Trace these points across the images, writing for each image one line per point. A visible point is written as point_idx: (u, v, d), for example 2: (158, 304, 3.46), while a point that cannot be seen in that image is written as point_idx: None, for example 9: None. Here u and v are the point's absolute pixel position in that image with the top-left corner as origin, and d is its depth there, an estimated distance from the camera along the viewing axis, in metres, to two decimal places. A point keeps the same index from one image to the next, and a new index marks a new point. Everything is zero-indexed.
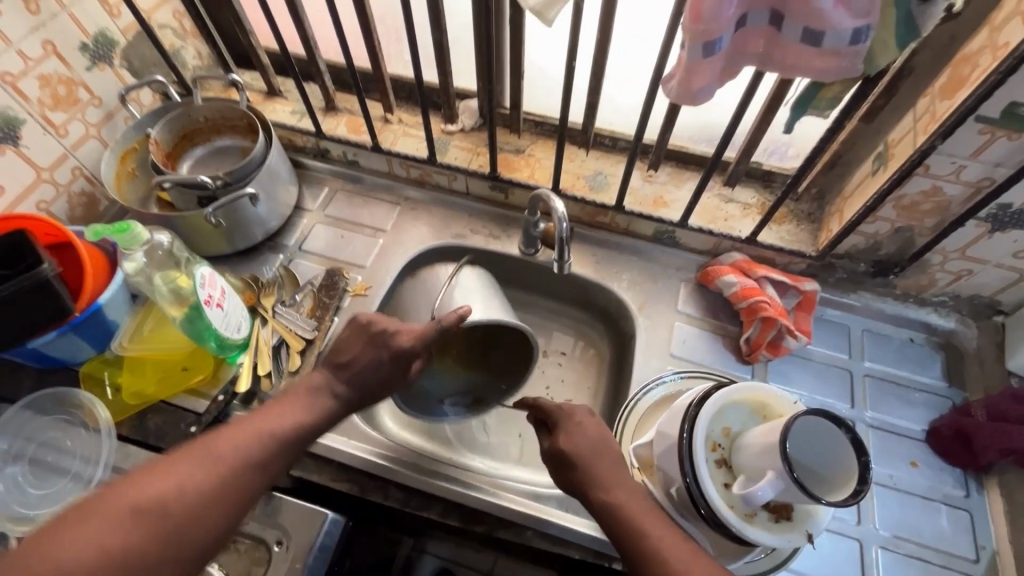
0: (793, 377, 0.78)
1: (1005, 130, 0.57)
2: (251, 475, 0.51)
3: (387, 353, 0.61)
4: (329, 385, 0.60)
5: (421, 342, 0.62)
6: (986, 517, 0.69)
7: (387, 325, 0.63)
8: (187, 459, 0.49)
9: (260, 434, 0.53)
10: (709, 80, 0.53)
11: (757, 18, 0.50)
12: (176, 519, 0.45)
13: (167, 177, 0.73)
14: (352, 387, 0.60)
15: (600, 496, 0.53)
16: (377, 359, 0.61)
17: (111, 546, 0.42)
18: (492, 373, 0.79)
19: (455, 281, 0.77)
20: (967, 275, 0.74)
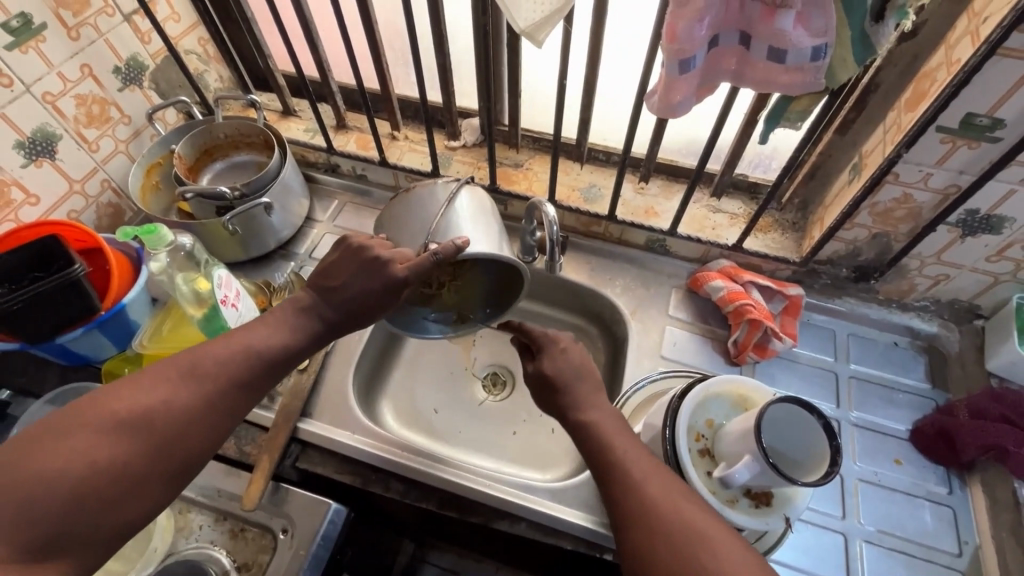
0: (779, 378, 0.81)
1: (964, 139, 0.61)
2: (232, 396, 0.53)
3: (378, 272, 0.58)
4: (318, 308, 0.60)
5: (411, 269, 0.57)
6: (969, 513, 0.71)
7: (379, 250, 0.59)
8: (168, 378, 0.51)
9: (248, 348, 0.55)
10: (686, 94, 0.58)
11: (728, 38, 0.55)
12: (161, 435, 0.49)
13: (189, 189, 0.79)
14: (338, 311, 0.59)
15: (577, 415, 0.58)
16: (369, 284, 0.58)
17: (98, 457, 0.45)
18: (479, 292, 0.73)
19: (453, 203, 0.64)
20: (945, 279, 0.77)
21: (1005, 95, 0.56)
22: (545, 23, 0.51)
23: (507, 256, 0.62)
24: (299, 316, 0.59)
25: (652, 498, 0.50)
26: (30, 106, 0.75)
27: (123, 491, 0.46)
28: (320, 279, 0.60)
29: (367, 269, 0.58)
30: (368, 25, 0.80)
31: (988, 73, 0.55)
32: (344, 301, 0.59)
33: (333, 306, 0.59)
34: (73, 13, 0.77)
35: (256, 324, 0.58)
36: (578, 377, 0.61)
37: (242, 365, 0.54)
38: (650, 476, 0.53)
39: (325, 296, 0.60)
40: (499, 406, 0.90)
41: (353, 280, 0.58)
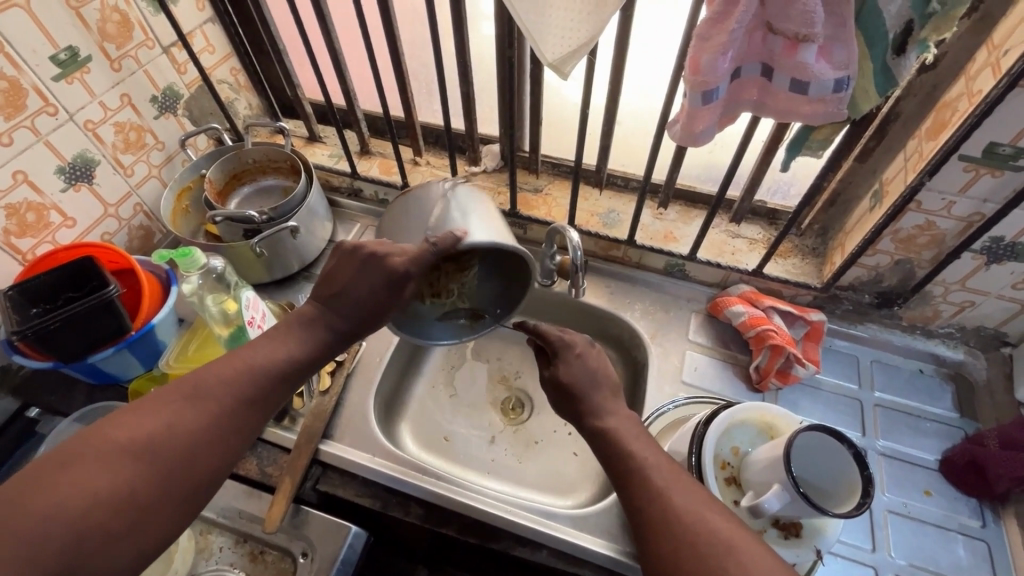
0: (801, 405, 0.81)
1: (987, 167, 0.61)
2: (240, 415, 0.54)
3: (382, 272, 0.58)
4: (324, 317, 0.60)
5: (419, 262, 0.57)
6: (1005, 548, 0.69)
7: (386, 253, 0.58)
8: (172, 400, 0.52)
9: (250, 368, 0.55)
10: (708, 124, 0.59)
11: (750, 70, 0.56)
12: (167, 458, 0.49)
13: (218, 213, 0.82)
14: (346, 319, 0.60)
15: (595, 437, 0.58)
16: (376, 291, 0.58)
17: (99, 487, 0.45)
18: (484, 288, 0.73)
19: (450, 197, 0.63)
20: (969, 306, 0.77)
21: None
22: (572, 56, 0.53)
23: (513, 244, 0.59)
24: (319, 340, 0.60)
25: (674, 510, 0.49)
26: (72, 133, 0.79)
27: (132, 517, 0.46)
28: (329, 286, 0.60)
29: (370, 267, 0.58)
30: (396, 56, 0.83)
31: (1010, 104, 0.55)
32: (351, 309, 0.59)
33: (342, 314, 0.60)
34: (116, 46, 0.80)
35: (285, 346, 0.58)
36: (596, 378, 0.61)
37: (247, 383, 0.55)
38: (681, 482, 0.52)
39: (337, 311, 0.60)
40: (518, 431, 0.89)
41: (353, 284, 0.59)
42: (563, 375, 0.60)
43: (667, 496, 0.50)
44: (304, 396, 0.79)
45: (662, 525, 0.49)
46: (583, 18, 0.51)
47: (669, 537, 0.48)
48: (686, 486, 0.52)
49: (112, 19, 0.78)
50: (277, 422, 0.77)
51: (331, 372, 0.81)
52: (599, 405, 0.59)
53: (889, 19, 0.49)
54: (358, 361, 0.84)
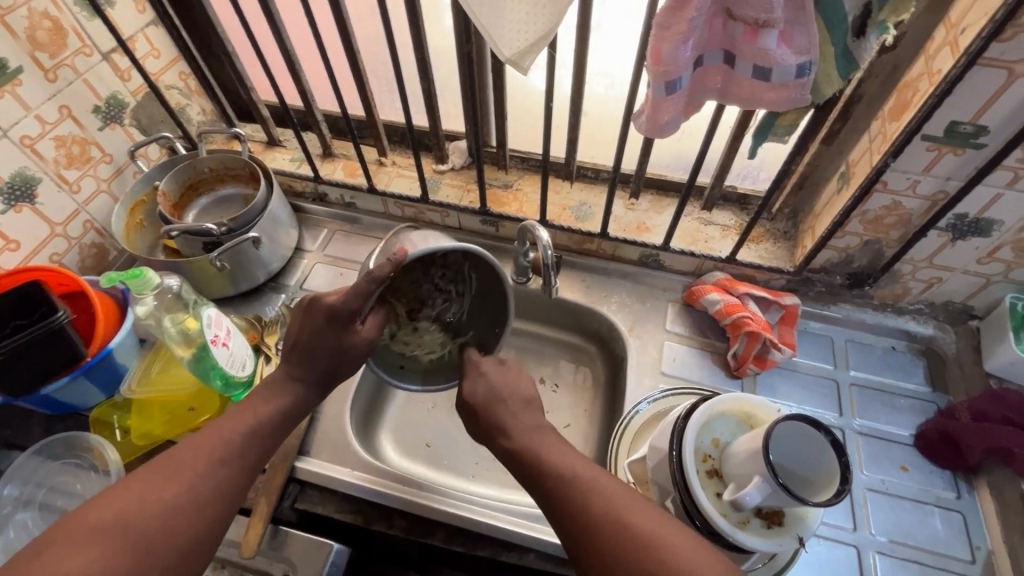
0: (779, 388, 0.81)
1: (949, 146, 0.61)
2: (219, 477, 0.52)
3: (332, 317, 0.57)
4: (287, 374, 0.60)
5: (361, 295, 0.56)
6: (979, 518, 0.71)
7: (330, 295, 0.57)
8: (146, 475, 0.49)
9: (221, 434, 0.54)
10: (673, 114, 0.58)
11: (712, 58, 0.55)
12: (144, 530, 0.46)
13: (174, 227, 0.78)
14: (310, 368, 0.60)
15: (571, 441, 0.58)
16: (332, 341, 0.58)
17: (72, 569, 0.42)
18: (482, 320, 0.66)
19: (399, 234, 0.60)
20: (937, 282, 0.78)
21: (987, 104, 0.57)
22: (529, 50, 0.52)
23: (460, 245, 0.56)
24: (286, 385, 0.60)
25: (621, 517, 0.47)
26: (7, 151, 0.74)
27: None
28: (294, 339, 0.60)
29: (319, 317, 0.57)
30: (350, 56, 0.80)
31: (971, 81, 0.55)
32: (315, 359, 0.59)
33: (307, 365, 0.60)
34: (49, 55, 0.76)
35: (253, 408, 0.58)
36: None
37: (220, 448, 0.53)
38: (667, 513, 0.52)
39: (299, 361, 0.60)
40: None
41: (309, 337, 0.59)
42: (527, 409, 0.60)
43: (605, 507, 0.48)
44: None
45: (603, 541, 0.46)
46: (538, 12, 0.50)
47: (617, 553, 0.45)
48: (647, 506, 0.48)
49: (43, 26, 0.74)
50: None
51: None
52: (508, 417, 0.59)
53: (846, 2, 0.48)
54: None
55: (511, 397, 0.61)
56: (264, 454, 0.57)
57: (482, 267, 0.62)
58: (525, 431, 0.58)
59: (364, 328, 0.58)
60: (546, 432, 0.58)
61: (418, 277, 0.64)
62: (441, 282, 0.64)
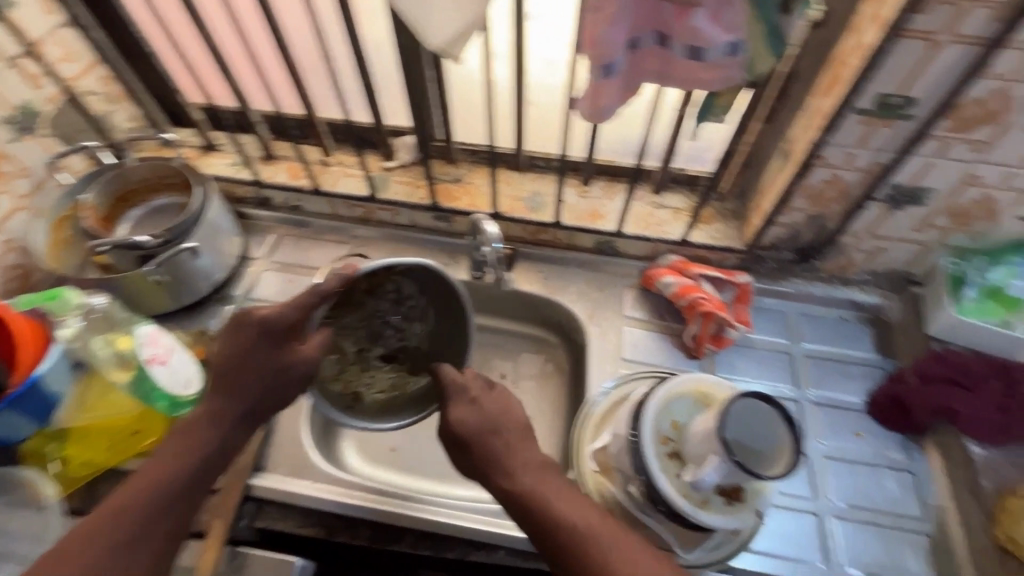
0: (737, 365, 0.82)
1: (881, 119, 0.63)
2: (160, 522, 0.53)
3: (266, 331, 0.60)
4: (218, 409, 0.60)
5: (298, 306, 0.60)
6: (929, 476, 0.73)
7: (263, 310, 0.60)
8: (86, 536, 0.50)
9: (157, 480, 0.54)
10: (612, 99, 0.57)
11: (646, 40, 0.54)
12: None
13: (102, 242, 0.74)
14: (239, 400, 0.60)
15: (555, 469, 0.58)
16: (264, 358, 0.59)
17: None
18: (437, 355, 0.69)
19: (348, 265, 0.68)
20: (880, 252, 0.80)
21: (913, 76, 0.58)
22: (458, 39, 0.50)
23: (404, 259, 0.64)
24: (213, 420, 0.59)
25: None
26: None
27: None
28: (221, 362, 0.60)
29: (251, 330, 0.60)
30: (281, 52, 0.76)
31: (896, 53, 0.57)
32: (242, 387, 0.59)
33: (236, 397, 0.60)
34: None
35: (180, 445, 0.57)
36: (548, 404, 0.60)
37: (156, 492, 0.54)
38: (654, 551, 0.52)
39: (228, 394, 0.59)
40: None
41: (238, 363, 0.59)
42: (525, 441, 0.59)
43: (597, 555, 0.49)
44: None
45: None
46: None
47: None
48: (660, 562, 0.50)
49: None
50: None
51: None
52: (507, 448, 0.58)
53: None
54: None
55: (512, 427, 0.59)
56: (203, 483, 0.57)
57: (435, 298, 0.68)
58: (529, 470, 0.56)
59: (306, 344, 0.61)
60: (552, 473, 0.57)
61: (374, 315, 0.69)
62: (392, 318, 0.69)
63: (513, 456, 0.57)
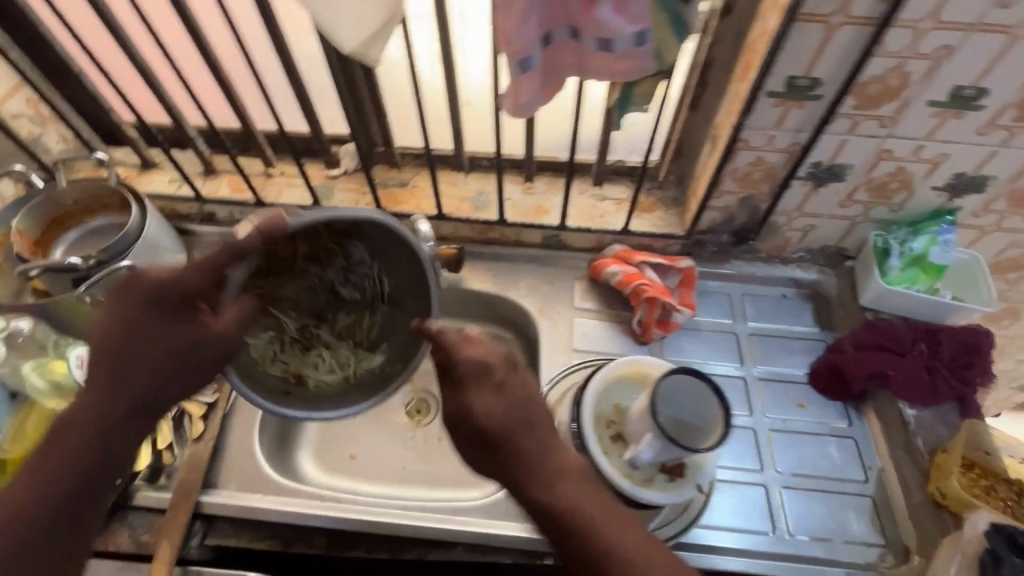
0: (684, 348, 0.85)
1: (793, 100, 0.66)
2: (28, 533, 0.51)
3: (160, 300, 0.55)
4: (100, 399, 0.55)
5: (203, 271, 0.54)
6: (869, 440, 0.76)
7: (156, 274, 0.55)
8: None
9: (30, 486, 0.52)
10: (532, 95, 0.59)
11: (559, 34, 0.56)
12: None
13: (31, 265, 0.71)
14: (125, 388, 0.55)
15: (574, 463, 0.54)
16: (157, 332, 0.55)
17: None
18: (389, 326, 0.66)
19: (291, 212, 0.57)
20: (811, 229, 0.83)
21: (815, 57, 0.61)
22: (373, 39, 0.51)
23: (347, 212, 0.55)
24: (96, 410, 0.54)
25: None
26: None
27: None
28: (105, 339, 0.55)
29: (140, 302, 0.55)
30: (209, 65, 0.75)
31: (797, 36, 0.60)
32: (132, 372, 0.55)
33: (127, 382, 0.55)
34: None
35: (63, 440, 0.54)
36: None
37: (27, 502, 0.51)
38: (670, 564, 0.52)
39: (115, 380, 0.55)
40: (428, 431, 0.88)
41: (123, 340, 0.54)
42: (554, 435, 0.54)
43: (626, 565, 0.49)
44: (176, 449, 0.72)
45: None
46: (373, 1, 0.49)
47: None
48: None
49: None
50: (149, 483, 0.69)
51: (205, 417, 0.74)
52: (537, 444, 0.53)
53: None
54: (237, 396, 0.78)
55: (542, 415, 0.54)
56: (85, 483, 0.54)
57: (393, 266, 0.63)
58: (556, 469, 0.52)
59: (219, 315, 0.57)
60: (577, 475, 0.53)
61: (315, 283, 0.64)
62: (342, 289, 0.65)
63: (546, 455, 0.53)
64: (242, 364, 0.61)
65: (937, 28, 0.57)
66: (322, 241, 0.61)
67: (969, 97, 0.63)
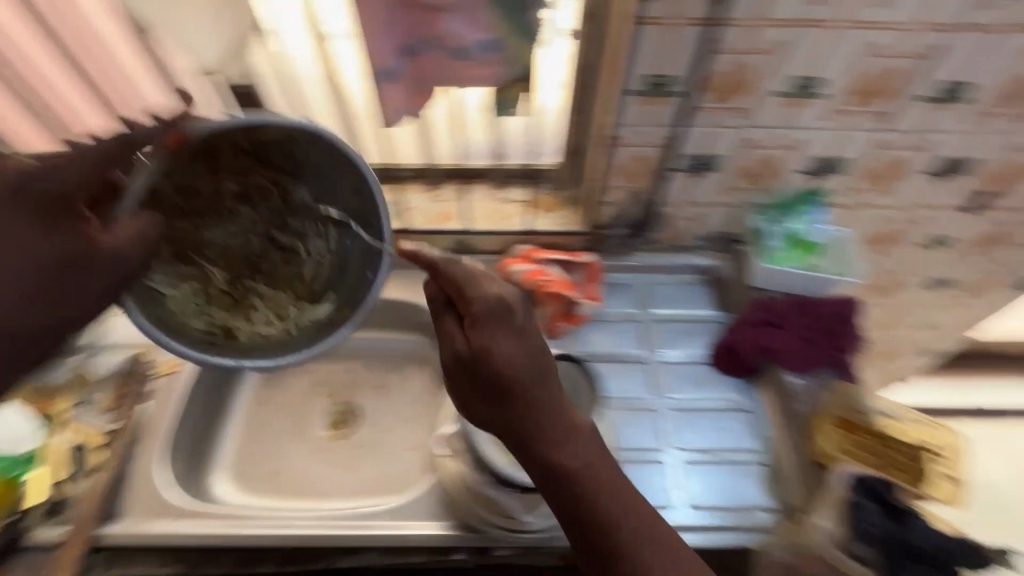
0: (592, 338, 0.88)
1: (656, 98, 0.70)
2: None
3: (41, 206, 0.50)
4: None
5: (94, 164, 0.52)
6: (763, 411, 0.81)
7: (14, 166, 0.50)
8: None
9: None
10: (400, 103, 0.63)
11: (421, 46, 0.59)
12: None
13: None
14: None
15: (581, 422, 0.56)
16: (29, 239, 0.50)
17: None
18: (334, 269, 0.69)
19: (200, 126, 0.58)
20: (700, 217, 0.88)
21: (666, 56, 0.65)
22: None
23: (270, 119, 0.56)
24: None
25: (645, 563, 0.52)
26: None
27: None
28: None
29: (6, 201, 0.49)
30: None
31: (646, 38, 0.64)
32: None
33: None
34: None
35: None
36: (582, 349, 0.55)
37: None
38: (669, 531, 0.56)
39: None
40: (348, 442, 0.88)
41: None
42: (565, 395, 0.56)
43: (625, 530, 0.53)
44: (73, 481, 0.70)
45: (619, 556, 0.53)
46: None
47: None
48: (676, 548, 0.54)
49: None
50: (46, 519, 0.68)
51: (105, 445, 0.74)
52: (554, 406, 0.54)
53: None
54: (140, 423, 0.77)
55: (554, 369, 0.55)
56: None
57: (332, 200, 0.66)
58: (566, 430, 0.55)
59: (113, 231, 0.54)
60: (583, 439, 0.55)
61: (246, 234, 0.67)
62: (274, 236, 0.68)
63: (558, 418, 0.54)
64: (153, 304, 0.61)
65: (768, 25, 0.63)
66: (251, 179, 0.65)
67: (810, 86, 0.68)
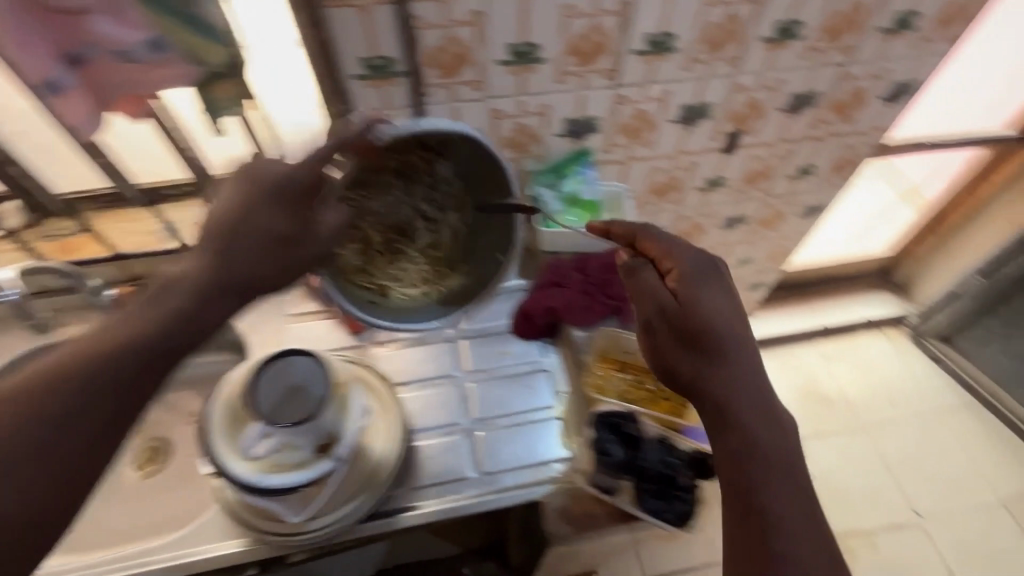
0: (396, 326, 0.87)
1: (382, 80, 0.70)
2: None
3: (277, 184, 0.56)
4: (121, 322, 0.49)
5: (311, 159, 0.58)
6: (561, 368, 0.84)
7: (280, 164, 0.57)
8: None
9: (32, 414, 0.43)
10: (87, 113, 0.59)
11: (87, 52, 0.55)
12: None
13: None
14: (181, 294, 0.51)
15: (729, 384, 0.56)
16: (267, 215, 0.55)
17: None
18: (481, 238, 0.77)
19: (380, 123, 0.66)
20: None
21: (373, 37, 0.65)
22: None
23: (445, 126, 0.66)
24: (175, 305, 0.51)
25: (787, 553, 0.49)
26: None
27: None
28: (220, 220, 0.54)
29: (254, 186, 0.55)
30: None
31: (344, 21, 0.63)
32: (236, 256, 0.53)
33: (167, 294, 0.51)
34: None
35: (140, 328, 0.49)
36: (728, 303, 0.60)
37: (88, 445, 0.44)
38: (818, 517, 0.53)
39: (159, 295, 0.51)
40: (155, 478, 0.84)
41: (240, 223, 0.54)
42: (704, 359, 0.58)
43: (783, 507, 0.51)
44: None
45: (761, 533, 0.50)
46: None
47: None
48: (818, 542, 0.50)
49: None
50: None
51: None
52: (737, 347, 0.57)
53: None
54: None
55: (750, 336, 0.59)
56: None
57: (468, 180, 0.74)
58: (717, 386, 0.56)
59: (324, 220, 0.61)
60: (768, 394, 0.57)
61: (401, 204, 0.74)
62: (431, 210, 0.75)
63: (749, 367, 0.57)
64: (339, 269, 0.72)
65: None
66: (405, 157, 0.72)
67: (526, 52, 0.71)
